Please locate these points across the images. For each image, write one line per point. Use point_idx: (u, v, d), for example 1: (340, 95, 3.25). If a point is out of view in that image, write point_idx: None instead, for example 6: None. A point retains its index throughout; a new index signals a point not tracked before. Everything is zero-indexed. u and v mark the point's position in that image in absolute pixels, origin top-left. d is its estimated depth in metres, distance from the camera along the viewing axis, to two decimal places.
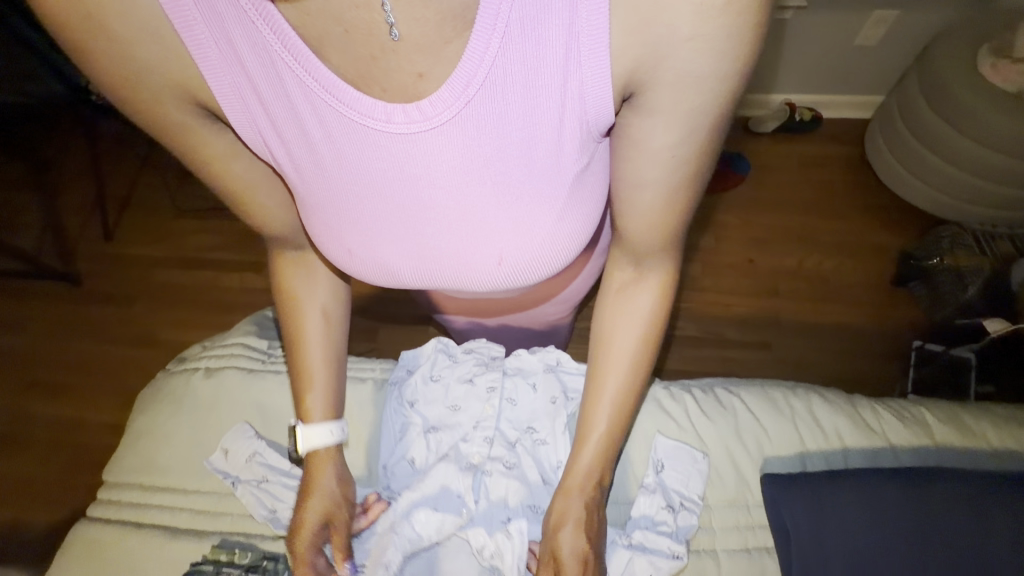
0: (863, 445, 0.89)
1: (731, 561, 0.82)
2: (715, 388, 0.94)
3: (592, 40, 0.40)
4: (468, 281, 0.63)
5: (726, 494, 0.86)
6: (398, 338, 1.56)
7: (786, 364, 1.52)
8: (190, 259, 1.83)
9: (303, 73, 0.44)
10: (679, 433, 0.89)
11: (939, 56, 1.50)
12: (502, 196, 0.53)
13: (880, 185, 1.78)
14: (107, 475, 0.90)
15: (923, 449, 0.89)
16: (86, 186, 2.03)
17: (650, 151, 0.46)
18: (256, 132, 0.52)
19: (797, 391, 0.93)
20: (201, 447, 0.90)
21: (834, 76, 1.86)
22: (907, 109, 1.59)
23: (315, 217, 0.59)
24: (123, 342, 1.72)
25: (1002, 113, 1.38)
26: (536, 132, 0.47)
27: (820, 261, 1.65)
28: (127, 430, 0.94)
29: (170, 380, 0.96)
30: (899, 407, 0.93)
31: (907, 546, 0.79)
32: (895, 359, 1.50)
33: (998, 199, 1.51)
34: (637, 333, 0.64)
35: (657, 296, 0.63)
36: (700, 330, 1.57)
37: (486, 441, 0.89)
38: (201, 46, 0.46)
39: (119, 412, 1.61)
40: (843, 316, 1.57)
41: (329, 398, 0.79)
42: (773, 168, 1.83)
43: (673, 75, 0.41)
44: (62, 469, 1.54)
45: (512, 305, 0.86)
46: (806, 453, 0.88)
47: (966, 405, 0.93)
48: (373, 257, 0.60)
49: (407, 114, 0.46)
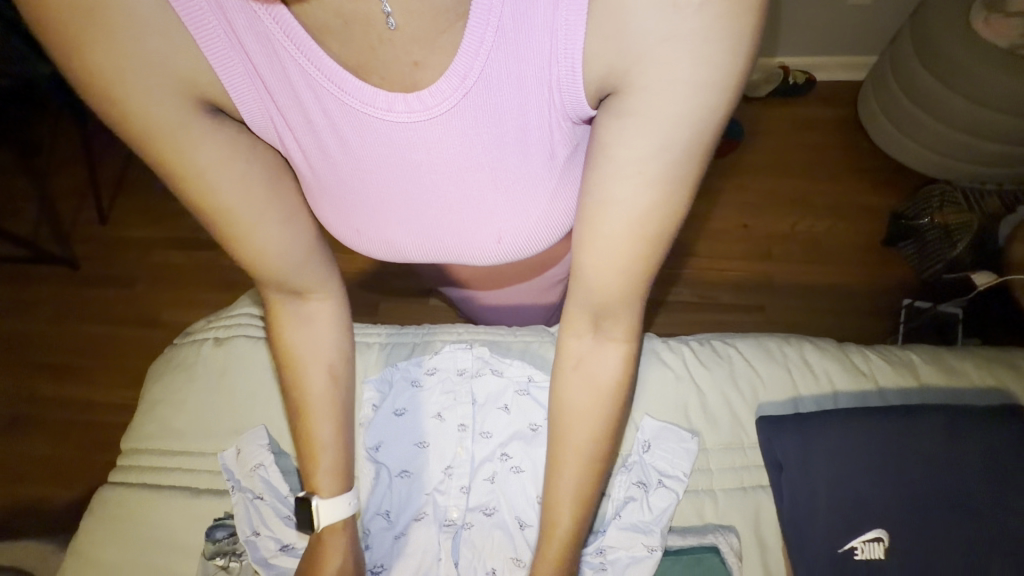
0: (853, 388, 0.92)
1: (728, 498, 0.86)
2: (711, 339, 0.98)
3: (568, 38, 0.40)
4: (470, 258, 0.64)
5: (722, 438, 0.89)
6: (400, 311, 1.58)
7: (782, 325, 1.55)
8: (188, 240, 1.84)
9: (306, 62, 0.45)
10: (676, 382, 0.92)
11: (932, 14, 1.49)
12: (499, 182, 0.53)
13: (872, 147, 1.79)
14: (125, 443, 0.93)
15: (910, 390, 0.92)
16: (78, 170, 2.02)
17: (617, 163, 0.44)
18: (265, 121, 0.53)
19: (790, 340, 0.97)
20: (215, 412, 0.92)
21: (828, 37, 1.85)
22: (900, 69, 1.59)
23: (321, 199, 0.60)
24: (127, 323, 1.73)
25: (995, 69, 1.38)
26: (526, 120, 0.48)
27: (813, 224, 1.67)
28: (140, 400, 0.96)
29: (180, 351, 0.98)
30: (887, 351, 0.96)
31: (895, 488, 0.80)
32: (886, 317, 1.53)
33: (987, 155, 1.52)
34: (595, 401, 0.63)
35: (622, 359, 0.61)
36: (697, 295, 1.60)
37: (462, 491, 0.85)
38: (207, 38, 0.46)
39: (127, 392, 1.64)
40: (836, 277, 1.59)
41: (339, 456, 0.77)
42: (766, 133, 1.84)
43: (646, 79, 0.39)
44: (76, 447, 1.57)
45: (513, 276, 0.88)
46: (798, 396, 0.91)
47: (955, 349, 0.96)
48: (379, 237, 0.62)
49: (407, 103, 0.46)
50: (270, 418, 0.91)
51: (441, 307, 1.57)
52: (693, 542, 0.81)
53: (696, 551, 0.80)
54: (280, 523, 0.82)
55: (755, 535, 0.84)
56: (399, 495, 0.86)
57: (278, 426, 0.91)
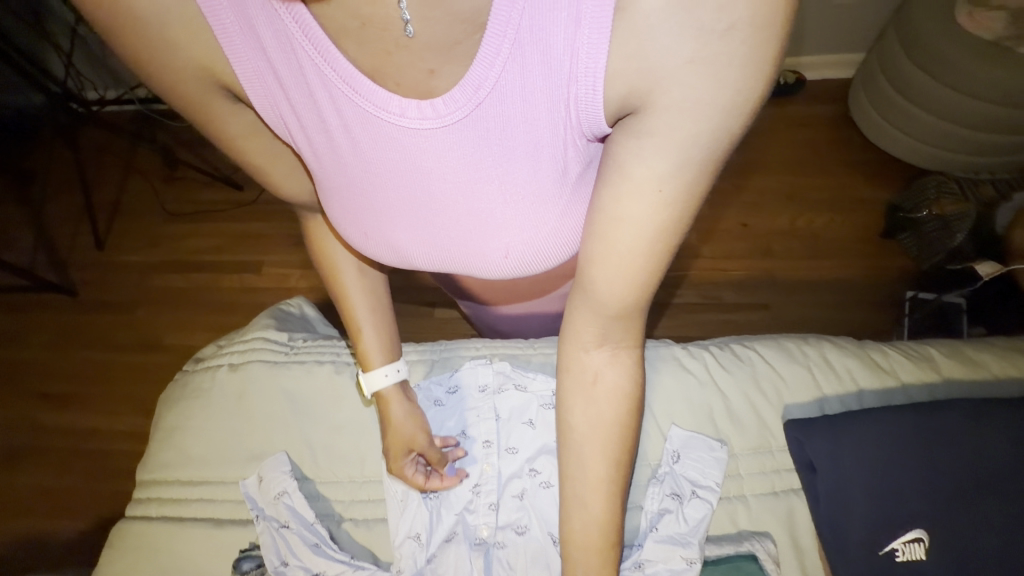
0: (877, 386, 0.92)
1: (760, 504, 0.86)
2: (731, 343, 0.98)
3: (589, 59, 0.39)
4: (479, 273, 0.63)
5: (750, 441, 0.89)
6: (404, 325, 1.57)
7: (786, 322, 1.55)
8: (187, 262, 1.83)
9: (323, 64, 0.44)
10: (700, 388, 0.92)
11: (917, 10, 1.51)
12: (508, 196, 0.52)
13: (864, 142, 1.80)
14: (143, 475, 0.92)
15: (933, 384, 0.92)
16: (72, 196, 2.00)
17: (635, 181, 0.43)
18: (276, 115, 0.52)
19: (809, 340, 0.97)
20: (234, 439, 0.91)
21: (815, 37, 1.87)
22: (888, 65, 1.61)
23: (333, 200, 0.60)
24: (129, 348, 1.71)
25: (980, 61, 1.39)
26: (539, 136, 0.46)
27: (811, 220, 1.68)
28: (155, 429, 0.95)
29: (193, 378, 0.97)
30: (906, 348, 0.96)
31: (928, 486, 0.80)
32: (889, 309, 1.54)
33: (978, 144, 1.53)
34: (614, 409, 0.62)
35: (628, 368, 0.60)
36: (700, 296, 1.60)
37: (492, 509, 0.84)
38: (225, 31, 0.46)
39: (131, 417, 1.62)
40: (837, 272, 1.60)
41: (382, 340, 0.81)
42: (760, 132, 1.85)
43: (670, 97, 0.39)
44: (80, 477, 1.55)
45: (531, 290, 0.89)
46: (822, 397, 0.91)
47: (970, 341, 0.96)
48: (385, 242, 0.61)
49: (421, 110, 0.45)
50: (290, 443, 0.90)
51: (446, 319, 1.57)
52: (729, 551, 0.81)
53: (733, 559, 0.79)
54: (307, 550, 0.79)
55: (790, 538, 0.84)
56: (428, 515, 0.83)
57: (299, 451, 0.90)
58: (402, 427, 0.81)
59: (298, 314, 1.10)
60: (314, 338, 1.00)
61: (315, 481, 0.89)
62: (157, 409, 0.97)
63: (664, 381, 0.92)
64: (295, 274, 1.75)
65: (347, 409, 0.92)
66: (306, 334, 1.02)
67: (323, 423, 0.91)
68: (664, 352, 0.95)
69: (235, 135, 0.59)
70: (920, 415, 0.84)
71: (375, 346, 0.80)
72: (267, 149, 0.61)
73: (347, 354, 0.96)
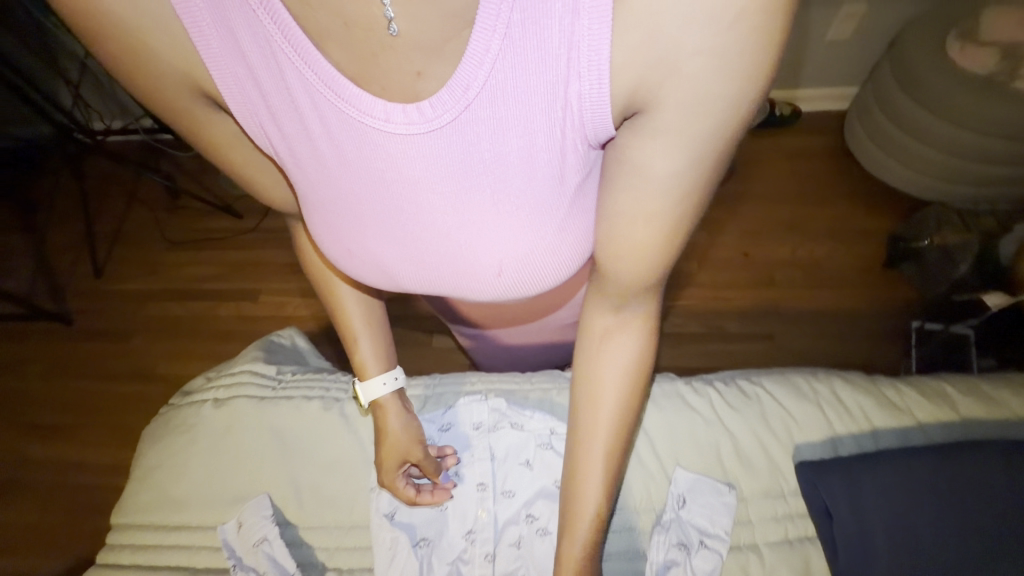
0: (891, 425, 0.89)
1: (775, 554, 0.80)
2: (736, 379, 0.94)
3: (592, 51, 0.37)
4: (469, 292, 0.60)
5: (760, 483, 0.85)
6: (401, 355, 1.54)
7: (791, 353, 1.52)
8: (184, 290, 1.81)
9: (304, 67, 0.42)
10: (706, 427, 0.88)
11: (914, 43, 1.53)
12: (502, 205, 0.49)
13: (863, 172, 1.80)
14: (119, 517, 0.87)
15: (950, 423, 0.88)
16: (72, 224, 2.00)
17: (651, 179, 0.43)
18: (258, 125, 0.50)
19: (818, 376, 0.94)
20: (216, 480, 0.87)
21: (810, 71, 1.89)
22: (884, 100, 1.62)
23: (316, 214, 0.57)
24: (123, 378, 1.68)
25: (975, 95, 1.41)
26: (534, 141, 0.44)
27: (813, 249, 1.67)
28: (137, 468, 0.91)
29: (179, 412, 0.94)
30: (921, 385, 0.93)
31: (956, 537, 0.75)
32: (895, 341, 1.51)
33: (979, 176, 1.52)
34: (622, 378, 0.60)
35: (641, 333, 0.58)
36: (703, 326, 1.57)
37: (487, 559, 0.79)
38: (203, 34, 0.43)
39: (121, 450, 1.58)
40: (841, 302, 1.58)
41: (379, 349, 0.78)
42: (759, 162, 1.85)
43: (678, 94, 0.37)
44: (64, 513, 1.50)
45: (530, 313, 0.86)
46: (835, 436, 0.88)
47: (985, 378, 0.93)
48: (371, 257, 0.58)
49: (406, 114, 0.43)
50: (275, 484, 0.86)
51: (443, 349, 1.55)
52: None
53: None
54: None
55: None
56: (418, 566, 0.79)
57: (284, 492, 0.86)
58: (398, 437, 0.79)
59: (289, 345, 1.07)
60: (303, 371, 0.98)
61: (298, 527, 0.84)
62: (140, 446, 0.94)
63: (668, 419, 0.89)
64: (292, 302, 1.73)
65: (336, 448, 0.88)
66: (295, 366, 0.99)
67: (311, 462, 0.88)
68: (667, 388, 0.91)
69: (223, 143, 0.57)
70: (945, 459, 0.81)
71: (372, 356, 0.78)
72: (249, 155, 0.59)
73: (337, 390, 0.93)
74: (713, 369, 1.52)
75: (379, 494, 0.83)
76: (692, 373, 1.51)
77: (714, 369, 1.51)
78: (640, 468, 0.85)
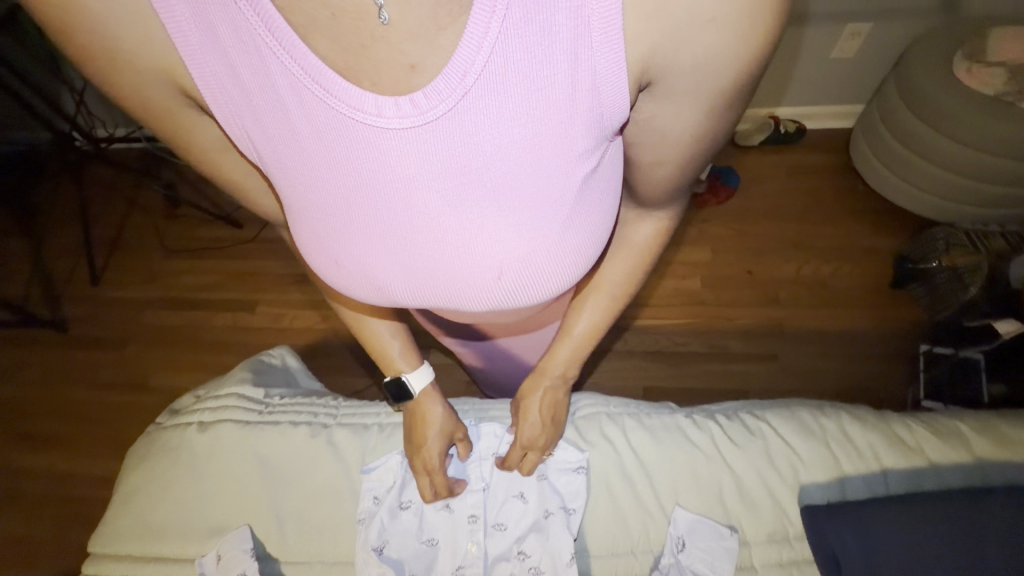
0: (904, 465, 0.84)
1: None
2: (739, 413, 0.91)
3: (605, 23, 0.37)
4: (467, 302, 0.57)
5: (764, 527, 0.81)
6: None
7: (796, 374, 1.49)
8: (182, 300, 1.79)
9: (289, 61, 0.39)
10: (708, 465, 0.84)
11: (917, 63, 1.51)
12: (503, 200, 0.47)
13: (869, 190, 1.78)
14: (96, 545, 0.85)
15: (964, 463, 0.84)
16: (72, 230, 1.99)
17: (669, 132, 0.46)
18: (240, 129, 0.46)
19: (826, 411, 0.90)
20: (196, 510, 0.85)
21: (814, 88, 1.87)
22: (890, 117, 1.60)
23: (301, 222, 0.54)
24: (117, 387, 1.66)
25: (984, 114, 1.38)
26: (540, 127, 0.42)
27: (818, 268, 1.64)
28: (118, 492, 0.89)
29: (164, 434, 0.92)
30: (932, 421, 0.89)
31: None
32: (902, 363, 1.48)
33: (986, 196, 1.50)
34: (625, 271, 0.65)
35: (657, 232, 0.61)
36: (706, 346, 1.55)
37: None
38: (181, 28, 0.40)
39: (115, 463, 1.55)
40: (847, 322, 1.55)
41: (406, 341, 0.76)
42: (763, 179, 1.84)
43: (693, 59, 0.40)
44: (53, 525, 1.47)
45: (534, 322, 0.84)
46: (843, 477, 0.84)
47: (1002, 414, 0.89)
48: (360, 268, 0.54)
49: (399, 107, 0.41)
50: (257, 513, 0.84)
51: (441, 364, 1.53)
52: None
53: None
54: None
55: None
56: None
57: (266, 524, 0.83)
58: (440, 421, 0.79)
59: (280, 365, 1.08)
60: (292, 396, 0.96)
61: (278, 561, 0.82)
62: (122, 471, 0.92)
63: (670, 453, 0.86)
64: (289, 314, 1.71)
65: (321, 477, 0.86)
66: (283, 390, 0.97)
67: (296, 491, 0.85)
68: (667, 422, 0.89)
69: (204, 149, 0.52)
70: (955, 501, 0.79)
71: (404, 350, 0.76)
72: (238, 161, 0.54)
73: (325, 416, 0.91)
74: (715, 389, 1.49)
75: (366, 528, 0.80)
76: (695, 394, 1.49)
77: (718, 390, 1.48)
78: (637, 506, 0.83)
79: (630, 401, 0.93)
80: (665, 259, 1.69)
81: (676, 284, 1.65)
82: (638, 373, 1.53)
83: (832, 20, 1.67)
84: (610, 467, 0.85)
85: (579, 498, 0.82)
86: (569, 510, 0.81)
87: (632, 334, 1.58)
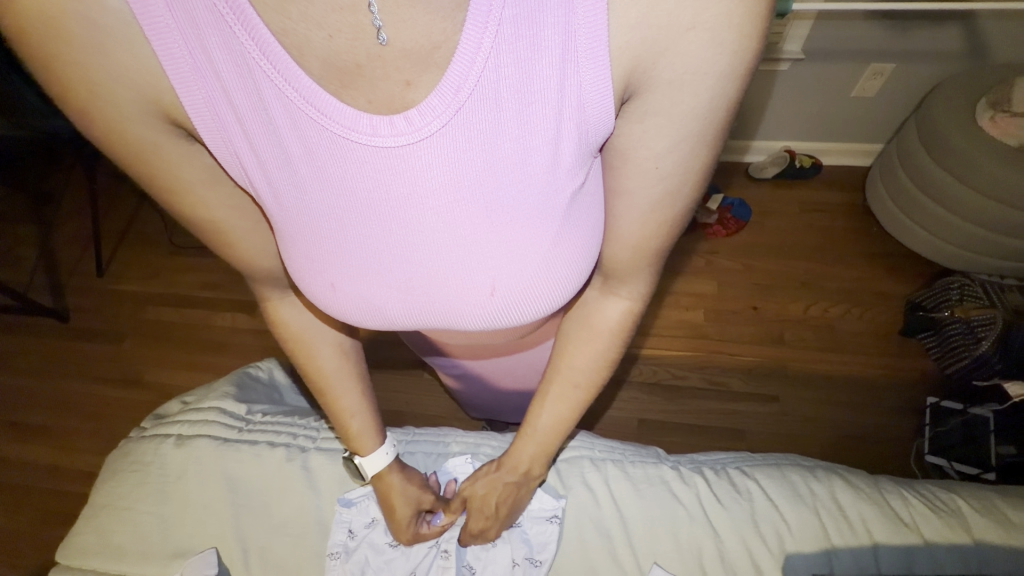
0: (896, 541, 0.81)
1: None
2: (729, 469, 0.88)
3: (591, 38, 0.36)
4: (459, 320, 0.55)
5: None
6: (394, 384, 1.54)
7: (794, 417, 1.46)
8: (182, 298, 1.79)
9: (282, 82, 0.38)
10: (691, 524, 0.82)
11: (939, 108, 1.49)
12: (496, 218, 0.46)
13: (882, 233, 1.75)
14: (60, 556, 0.83)
15: (962, 547, 0.81)
16: (82, 220, 2.01)
17: (635, 163, 0.43)
18: (232, 153, 0.45)
19: (817, 474, 0.87)
20: (165, 528, 0.83)
21: (832, 126, 1.85)
22: (908, 158, 1.58)
23: (293, 247, 0.51)
24: (112, 382, 1.66)
25: (1000, 164, 1.36)
26: (530, 143, 0.41)
27: (825, 309, 1.62)
28: (89, 502, 0.88)
29: (140, 445, 0.91)
30: (930, 495, 0.86)
31: None
32: (907, 416, 1.44)
33: (1001, 249, 1.47)
34: (590, 361, 0.65)
35: (623, 313, 0.60)
36: (705, 381, 1.52)
37: None
38: (172, 56, 0.38)
39: (101, 458, 1.55)
40: (851, 367, 1.52)
41: (369, 419, 0.75)
42: (774, 214, 1.82)
43: (671, 75, 0.37)
44: (33, 519, 1.47)
45: (529, 340, 0.80)
46: (832, 549, 0.80)
47: (1006, 492, 0.85)
48: (356, 291, 0.52)
49: (393, 126, 0.40)
50: (223, 537, 0.82)
51: (435, 380, 1.54)
52: None
53: None
54: None
55: None
56: None
57: (232, 550, 0.81)
58: (408, 492, 0.78)
59: (265, 379, 1.09)
60: (273, 413, 0.95)
61: None
62: (97, 479, 0.91)
63: (650, 510, 0.83)
64: None
65: (294, 505, 0.84)
66: (266, 407, 0.97)
67: (266, 518, 0.84)
68: (652, 475, 0.86)
69: (182, 180, 0.49)
70: None
71: (366, 428, 0.75)
72: (225, 195, 0.51)
73: (304, 438, 0.90)
74: (710, 426, 1.46)
75: (341, 563, 0.79)
76: (691, 430, 1.46)
77: (714, 428, 1.45)
78: (612, 563, 0.80)
79: (616, 445, 0.91)
80: (670, 290, 1.67)
81: (680, 316, 1.63)
82: (633, 404, 1.50)
83: (852, 59, 1.66)
84: (587, 520, 0.83)
85: (546, 550, 0.79)
86: (534, 562, 0.78)
87: (630, 363, 1.56)
